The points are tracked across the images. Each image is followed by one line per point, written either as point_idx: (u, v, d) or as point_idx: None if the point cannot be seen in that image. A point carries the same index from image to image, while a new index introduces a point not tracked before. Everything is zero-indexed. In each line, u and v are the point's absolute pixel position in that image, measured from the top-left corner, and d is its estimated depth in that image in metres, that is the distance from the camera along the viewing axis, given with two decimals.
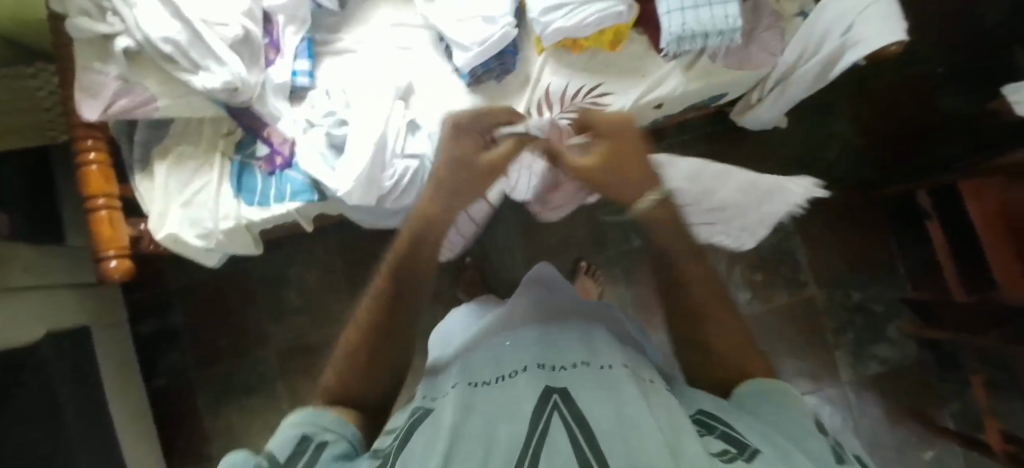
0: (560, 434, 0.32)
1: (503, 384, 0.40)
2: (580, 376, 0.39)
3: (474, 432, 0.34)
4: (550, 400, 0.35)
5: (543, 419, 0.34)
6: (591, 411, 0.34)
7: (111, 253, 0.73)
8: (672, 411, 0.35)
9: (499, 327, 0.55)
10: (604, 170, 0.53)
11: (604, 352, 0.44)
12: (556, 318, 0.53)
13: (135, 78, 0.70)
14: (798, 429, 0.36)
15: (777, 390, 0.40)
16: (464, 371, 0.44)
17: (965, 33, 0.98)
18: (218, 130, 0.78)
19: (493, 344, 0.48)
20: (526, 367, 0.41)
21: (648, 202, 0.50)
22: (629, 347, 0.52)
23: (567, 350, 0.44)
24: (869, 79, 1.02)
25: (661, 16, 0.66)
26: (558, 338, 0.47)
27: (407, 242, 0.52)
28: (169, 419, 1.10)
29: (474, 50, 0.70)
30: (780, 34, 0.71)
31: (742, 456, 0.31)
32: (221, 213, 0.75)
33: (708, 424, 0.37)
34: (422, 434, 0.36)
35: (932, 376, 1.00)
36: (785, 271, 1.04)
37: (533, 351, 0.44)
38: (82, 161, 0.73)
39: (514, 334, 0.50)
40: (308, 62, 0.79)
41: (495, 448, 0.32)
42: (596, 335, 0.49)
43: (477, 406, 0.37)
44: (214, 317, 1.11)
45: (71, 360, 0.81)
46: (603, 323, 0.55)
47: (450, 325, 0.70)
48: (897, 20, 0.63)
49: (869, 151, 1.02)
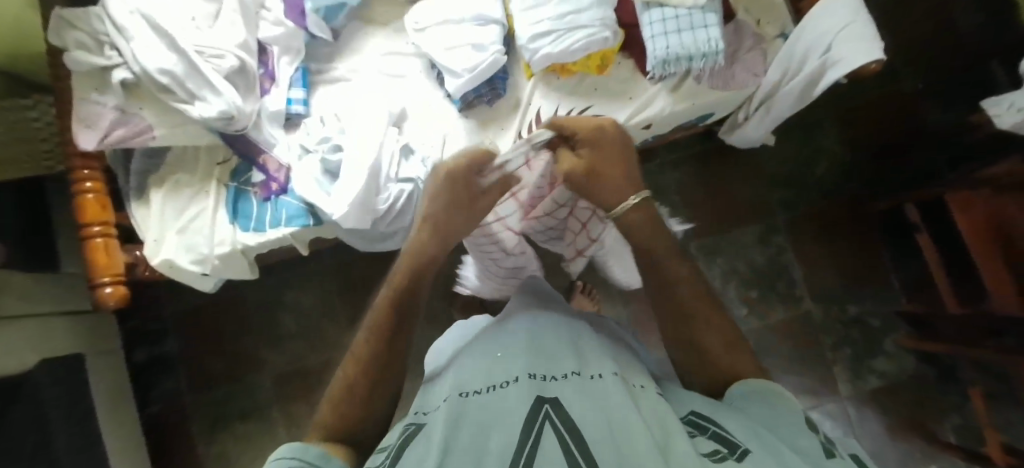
0: (552, 443, 0.32)
1: (495, 394, 0.40)
2: (571, 385, 0.39)
3: (465, 445, 0.34)
4: (542, 410, 0.35)
5: (535, 429, 0.34)
6: (582, 420, 0.34)
7: (106, 280, 0.74)
8: (663, 416, 0.36)
9: (489, 334, 0.55)
10: (587, 173, 0.54)
11: (595, 361, 0.44)
12: (546, 325, 0.53)
13: (132, 108, 0.71)
14: (791, 426, 0.36)
15: (765, 390, 0.40)
16: (456, 384, 0.44)
17: (944, 50, 1.01)
18: (214, 158, 0.79)
19: (483, 354, 0.48)
20: (518, 376, 0.41)
21: (626, 205, 0.53)
22: (622, 353, 0.52)
23: (558, 359, 0.44)
24: (853, 96, 1.04)
25: (646, 40, 0.69)
26: (548, 346, 0.47)
27: (406, 284, 0.52)
28: (162, 448, 1.08)
29: (464, 76, 0.72)
30: (761, 56, 0.74)
31: (733, 456, 0.31)
32: (217, 239, 0.75)
33: (699, 425, 0.37)
34: (415, 448, 0.36)
35: (931, 389, 0.99)
36: (779, 286, 1.05)
37: (525, 360, 0.44)
38: (78, 190, 0.74)
39: (505, 342, 0.50)
40: (303, 90, 0.81)
41: (488, 459, 0.32)
42: (587, 344, 0.49)
43: (469, 418, 0.37)
44: (209, 343, 1.11)
45: (64, 388, 0.81)
46: (594, 332, 0.54)
47: (444, 339, 0.69)
48: (874, 40, 0.64)
49: (857, 166, 1.04)
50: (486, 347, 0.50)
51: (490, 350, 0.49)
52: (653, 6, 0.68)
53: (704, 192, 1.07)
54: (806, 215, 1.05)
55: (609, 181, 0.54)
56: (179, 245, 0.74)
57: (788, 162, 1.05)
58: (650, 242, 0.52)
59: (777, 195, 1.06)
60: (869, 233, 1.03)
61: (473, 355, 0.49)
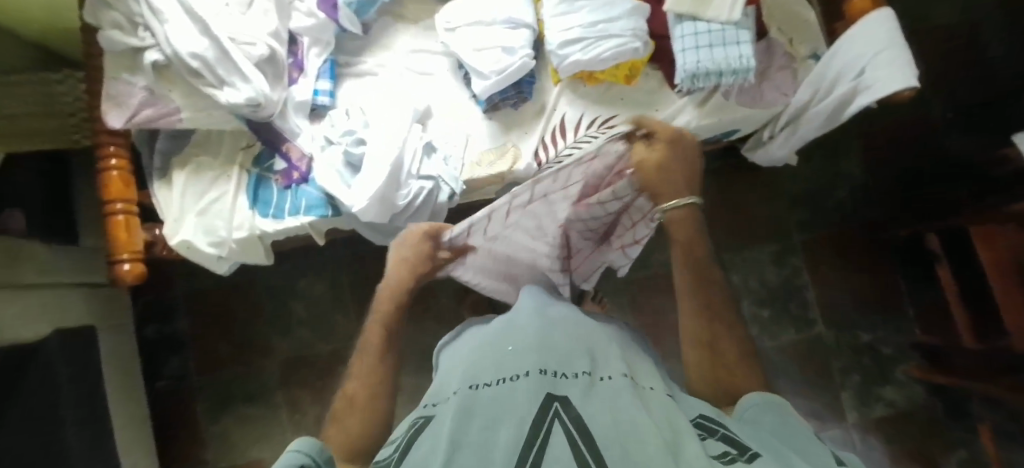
0: (559, 438, 0.32)
1: (504, 387, 0.39)
2: (582, 385, 0.39)
3: (473, 440, 0.34)
4: (551, 407, 0.35)
5: (544, 425, 0.33)
6: (591, 418, 0.34)
7: (124, 256, 0.75)
8: (673, 417, 0.35)
9: (500, 330, 0.53)
10: (662, 168, 0.52)
11: (606, 362, 0.44)
12: (559, 324, 0.51)
13: (161, 90, 0.72)
14: (797, 436, 0.36)
15: (770, 402, 0.39)
16: (466, 378, 0.44)
17: (973, 80, 0.99)
18: (238, 143, 0.80)
19: (495, 349, 0.48)
20: (528, 371, 0.41)
21: (677, 202, 0.51)
22: (634, 358, 0.51)
23: (569, 356, 0.44)
24: (878, 121, 1.03)
25: (676, 53, 0.68)
26: (559, 344, 0.46)
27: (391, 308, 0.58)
28: (167, 424, 1.10)
29: (491, 78, 0.72)
30: (792, 76, 0.74)
31: (742, 457, 0.31)
32: (235, 223, 0.76)
33: (709, 428, 0.37)
34: (424, 440, 0.36)
35: (941, 423, 0.98)
36: (790, 307, 1.04)
37: (535, 356, 0.44)
38: (103, 166, 0.74)
39: (516, 337, 0.49)
40: (330, 82, 0.81)
41: (495, 449, 0.32)
42: (599, 344, 0.48)
43: (478, 411, 0.37)
44: (219, 324, 1.12)
45: (74, 360, 0.82)
46: (606, 334, 0.53)
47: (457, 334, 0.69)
48: (910, 66, 0.62)
49: (877, 191, 1.03)
50: (496, 342, 0.50)
51: (501, 345, 0.48)
52: (685, 19, 0.68)
53: (721, 207, 1.06)
54: (823, 238, 1.04)
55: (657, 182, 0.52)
56: (198, 227, 0.75)
57: (808, 184, 1.05)
58: (690, 243, 0.51)
59: (794, 216, 1.05)
60: (886, 260, 1.02)
61: (484, 351, 0.49)
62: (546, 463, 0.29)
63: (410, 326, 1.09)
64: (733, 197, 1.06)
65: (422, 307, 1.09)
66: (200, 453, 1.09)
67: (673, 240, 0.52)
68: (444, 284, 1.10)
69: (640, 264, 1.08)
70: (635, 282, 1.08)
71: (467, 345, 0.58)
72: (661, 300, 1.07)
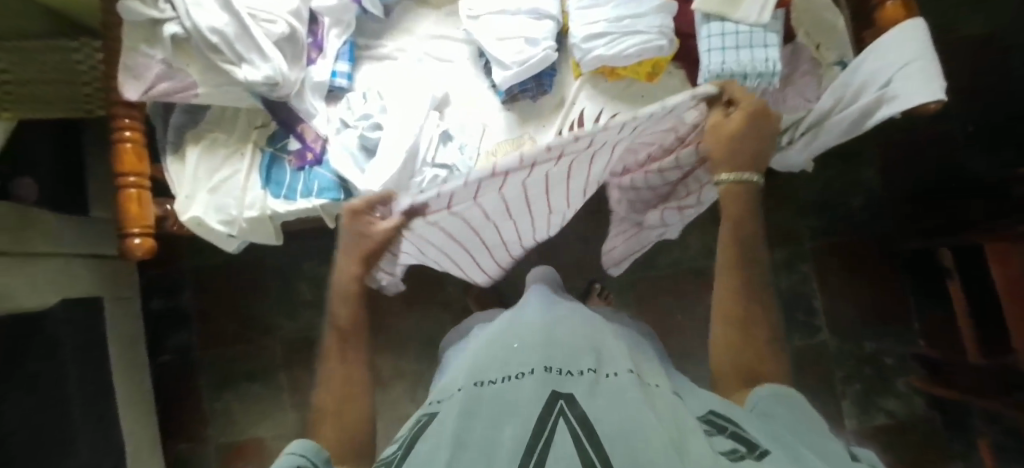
0: (564, 434, 0.32)
1: (509, 385, 0.39)
2: (588, 382, 0.39)
3: (478, 438, 0.34)
4: (556, 404, 0.35)
5: (549, 422, 0.33)
6: (597, 416, 0.33)
7: (135, 230, 0.75)
8: (679, 413, 0.35)
9: (504, 329, 0.53)
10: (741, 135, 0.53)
11: (611, 359, 0.44)
12: (562, 322, 0.51)
13: (178, 64, 0.71)
14: (809, 436, 0.37)
15: (780, 395, 0.42)
16: (471, 374, 0.44)
17: (997, 95, 0.98)
18: (253, 122, 0.80)
19: (500, 346, 0.48)
20: (532, 369, 0.41)
21: (737, 176, 0.54)
22: (639, 356, 0.51)
23: (574, 352, 0.43)
24: (899, 131, 1.02)
25: (701, 53, 0.67)
26: (564, 340, 0.46)
27: (351, 315, 0.58)
28: (170, 396, 1.11)
29: (513, 69, 0.71)
30: (815, 84, 0.76)
31: (751, 455, 0.31)
32: (246, 202, 0.75)
33: (718, 424, 0.37)
34: (427, 437, 0.36)
35: (939, 436, 0.98)
36: (796, 313, 1.04)
37: (540, 353, 0.43)
38: (117, 138, 0.74)
39: (521, 335, 0.49)
40: (348, 64, 0.80)
41: (501, 446, 0.32)
42: (605, 340, 0.48)
43: (481, 408, 0.37)
44: (224, 300, 1.12)
45: (80, 330, 0.82)
46: (610, 330, 0.52)
47: (472, 324, 0.70)
48: (938, 80, 0.61)
49: (890, 202, 1.03)
50: (501, 340, 0.49)
51: (506, 342, 0.48)
52: (712, 19, 0.66)
53: None
54: (833, 246, 1.04)
55: (735, 151, 0.54)
56: (209, 204, 0.75)
57: (821, 191, 1.04)
58: (740, 219, 0.54)
59: (805, 223, 1.05)
60: (896, 272, 1.02)
61: (489, 348, 0.49)
62: (552, 463, 0.29)
63: (417, 312, 1.09)
64: None
65: (429, 294, 1.10)
66: (202, 426, 1.10)
67: (724, 214, 0.55)
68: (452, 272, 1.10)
69: (648, 262, 1.08)
70: (642, 280, 1.08)
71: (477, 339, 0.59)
72: (668, 299, 1.07)
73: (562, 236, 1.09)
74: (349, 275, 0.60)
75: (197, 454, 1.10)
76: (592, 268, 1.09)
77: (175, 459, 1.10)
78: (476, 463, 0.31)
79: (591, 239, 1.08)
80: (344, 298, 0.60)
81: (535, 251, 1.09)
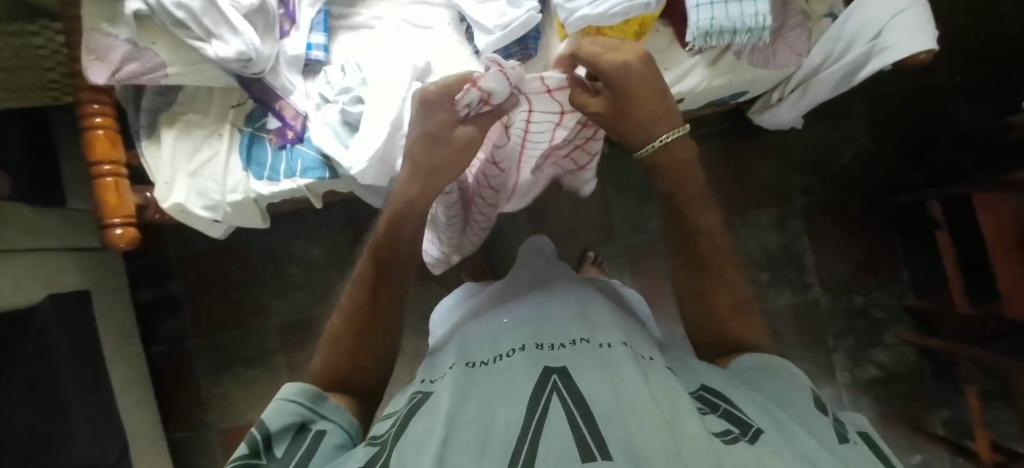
0: (558, 412, 0.31)
1: (501, 364, 0.39)
2: (579, 354, 0.39)
3: (471, 417, 0.33)
4: (549, 381, 0.35)
5: (542, 399, 0.33)
6: (589, 392, 0.33)
7: (117, 220, 0.73)
8: (674, 389, 0.35)
9: (493, 306, 0.53)
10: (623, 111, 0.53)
11: (604, 330, 0.43)
12: (551, 298, 0.50)
13: (144, 43, 0.67)
14: (797, 410, 0.38)
15: (768, 370, 0.42)
16: (463, 353, 0.44)
17: (984, 44, 0.98)
18: (229, 101, 0.77)
19: (490, 323, 0.48)
20: (523, 346, 0.41)
21: (659, 142, 0.53)
22: (630, 324, 0.51)
23: (566, 327, 0.44)
24: (886, 84, 1.02)
25: (689, 9, 0.65)
26: (554, 317, 0.46)
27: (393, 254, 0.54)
28: (167, 385, 1.11)
29: (496, 33, 0.69)
30: (807, 33, 0.69)
31: (745, 437, 0.31)
32: (229, 186, 0.73)
33: (710, 401, 0.37)
34: (421, 415, 0.36)
35: (928, 384, 1.01)
36: (788, 271, 1.05)
37: (529, 331, 0.44)
38: (88, 125, 0.71)
39: (512, 311, 0.50)
40: (324, 35, 0.77)
41: (494, 429, 0.31)
42: (593, 309, 0.48)
43: (474, 386, 0.37)
44: (214, 287, 1.11)
45: (71, 325, 0.81)
46: (600, 300, 0.53)
47: (450, 302, 0.70)
48: (929, 28, 0.61)
49: (880, 156, 1.03)
50: (492, 317, 0.49)
51: (496, 320, 0.48)
52: None
53: (722, 171, 1.05)
54: (823, 204, 1.04)
55: (644, 112, 0.52)
56: (190, 190, 0.72)
57: (812, 147, 1.04)
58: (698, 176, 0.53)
59: (796, 180, 1.05)
60: (885, 227, 1.03)
61: (479, 326, 0.48)
62: (547, 444, 0.29)
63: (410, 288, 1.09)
64: (739, 161, 1.05)
65: (422, 270, 1.09)
66: (202, 412, 1.10)
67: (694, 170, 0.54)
68: None
69: (640, 228, 1.08)
70: (635, 246, 1.08)
71: (458, 322, 0.57)
72: (661, 263, 1.07)
73: (553, 205, 1.08)
74: (415, 198, 0.55)
75: (198, 440, 1.10)
76: (585, 234, 1.08)
77: (177, 446, 1.10)
78: (472, 444, 0.30)
79: (583, 206, 1.08)
80: (388, 242, 0.54)
81: (526, 222, 1.08)
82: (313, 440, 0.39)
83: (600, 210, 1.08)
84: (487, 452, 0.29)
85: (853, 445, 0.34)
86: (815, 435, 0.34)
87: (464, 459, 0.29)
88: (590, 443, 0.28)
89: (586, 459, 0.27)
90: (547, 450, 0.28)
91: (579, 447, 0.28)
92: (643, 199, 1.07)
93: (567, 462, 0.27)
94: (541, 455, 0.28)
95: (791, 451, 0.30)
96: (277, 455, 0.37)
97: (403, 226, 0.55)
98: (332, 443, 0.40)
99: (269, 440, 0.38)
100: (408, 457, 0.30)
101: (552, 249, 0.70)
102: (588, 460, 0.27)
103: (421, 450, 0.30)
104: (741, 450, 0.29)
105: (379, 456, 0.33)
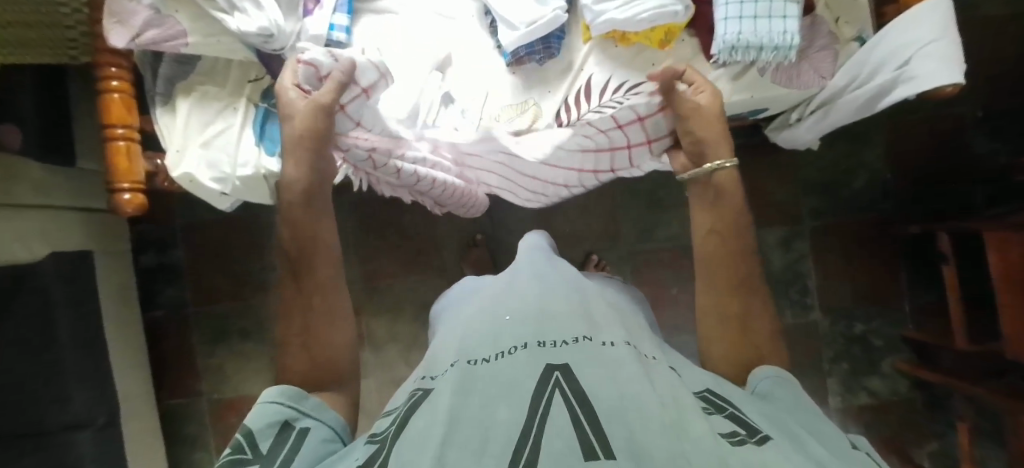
0: (560, 411, 0.31)
1: (504, 362, 0.39)
2: (581, 353, 0.38)
3: (472, 416, 0.33)
4: (551, 377, 0.35)
5: (544, 397, 0.33)
6: (591, 390, 0.33)
7: (125, 185, 0.72)
8: (678, 390, 0.35)
9: (494, 299, 0.52)
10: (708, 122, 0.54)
11: (606, 329, 0.43)
12: (548, 294, 0.49)
13: (168, 10, 0.66)
14: (809, 420, 0.37)
15: (781, 377, 0.42)
16: (465, 348, 0.44)
17: (1006, 82, 0.98)
18: (246, 76, 0.77)
19: (490, 317, 0.47)
20: (525, 343, 0.40)
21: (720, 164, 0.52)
22: (635, 324, 0.50)
23: (568, 322, 0.43)
24: (906, 112, 1.01)
25: (717, 22, 0.63)
26: (555, 312, 0.45)
27: (305, 236, 0.50)
28: (162, 350, 1.11)
29: (521, 29, 0.68)
30: (833, 55, 0.69)
31: (752, 439, 0.31)
32: (240, 159, 0.72)
33: (716, 404, 0.37)
34: (421, 412, 0.36)
35: (916, 414, 1.02)
36: (790, 292, 1.04)
37: (533, 326, 0.43)
38: (104, 88, 0.71)
39: (513, 303, 0.49)
40: (347, 17, 0.75)
41: (494, 429, 0.31)
42: (596, 310, 0.47)
43: (474, 384, 0.36)
44: (215, 258, 1.11)
45: (72, 285, 0.82)
46: (604, 299, 0.52)
47: (452, 296, 0.69)
48: (957, 60, 0.60)
49: (895, 184, 1.02)
50: (492, 312, 0.48)
51: (498, 314, 0.47)
52: None
53: None
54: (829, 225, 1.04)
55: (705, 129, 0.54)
56: (201, 160, 0.71)
57: (828, 169, 1.04)
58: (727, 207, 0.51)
59: (806, 202, 1.04)
60: (890, 256, 1.03)
61: (480, 318, 0.48)
62: (549, 441, 0.29)
63: (413, 277, 1.09)
64: (752, 176, 1.04)
65: (424, 259, 1.09)
66: (195, 380, 1.11)
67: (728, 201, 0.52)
68: (448, 238, 1.09)
69: (646, 235, 1.08)
70: (639, 253, 1.08)
71: (458, 316, 0.56)
72: (662, 271, 1.07)
73: (560, 205, 1.08)
74: (294, 180, 0.51)
75: (189, 408, 1.11)
76: (590, 237, 1.08)
77: (167, 412, 1.11)
78: (471, 445, 0.30)
79: (590, 209, 1.08)
80: (293, 230, 0.50)
81: (532, 219, 1.08)
82: (298, 438, 0.39)
83: (608, 213, 1.08)
84: (488, 449, 0.29)
85: (866, 461, 0.33)
86: (826, 446, 0.34)
87: (464, 458, 0.29)
88: (592, 441, 0.28)
89: (588, 455, 0.27)
90: (547, 448, 0.28)
91: (579, 447, 0.28)
92: (651, 207, 1.07)
93: (569, 461, 0.26)
94: (542, 452, 0.28)
95: (799, 454, 0.30)
96: (263, 451, 0.37)
97: (293, 215, 0.50)
98: (316, 437, 0.40)
99: (253, 437, 0.38)
100: (408, 456, 0.30)
101: (549, 242, 0.72)
102: (589, 458, 0.27)
103: (421, 449, 0.30)
104: (748, 452, 0.29)
105: (377, 455, 0.33)
